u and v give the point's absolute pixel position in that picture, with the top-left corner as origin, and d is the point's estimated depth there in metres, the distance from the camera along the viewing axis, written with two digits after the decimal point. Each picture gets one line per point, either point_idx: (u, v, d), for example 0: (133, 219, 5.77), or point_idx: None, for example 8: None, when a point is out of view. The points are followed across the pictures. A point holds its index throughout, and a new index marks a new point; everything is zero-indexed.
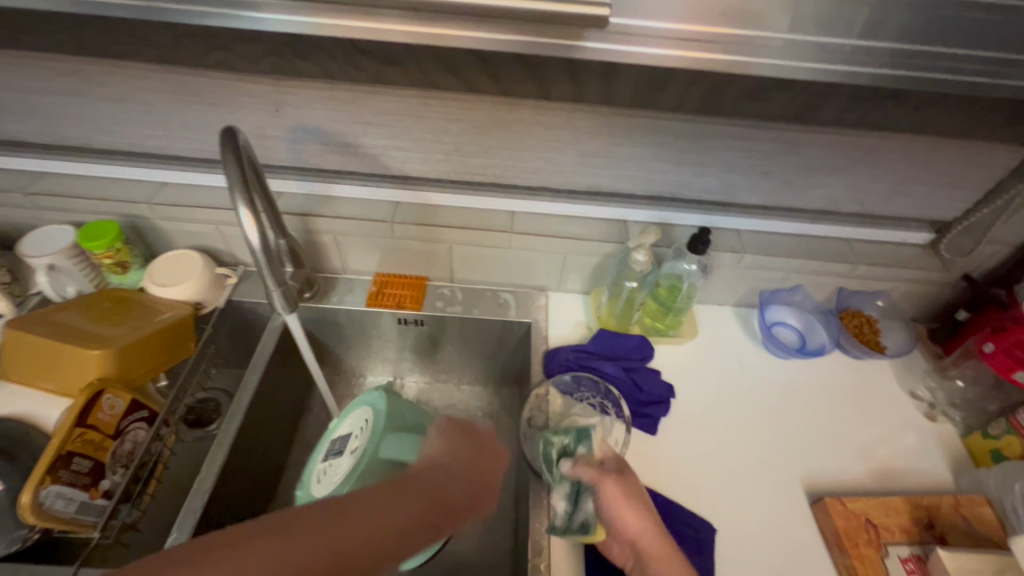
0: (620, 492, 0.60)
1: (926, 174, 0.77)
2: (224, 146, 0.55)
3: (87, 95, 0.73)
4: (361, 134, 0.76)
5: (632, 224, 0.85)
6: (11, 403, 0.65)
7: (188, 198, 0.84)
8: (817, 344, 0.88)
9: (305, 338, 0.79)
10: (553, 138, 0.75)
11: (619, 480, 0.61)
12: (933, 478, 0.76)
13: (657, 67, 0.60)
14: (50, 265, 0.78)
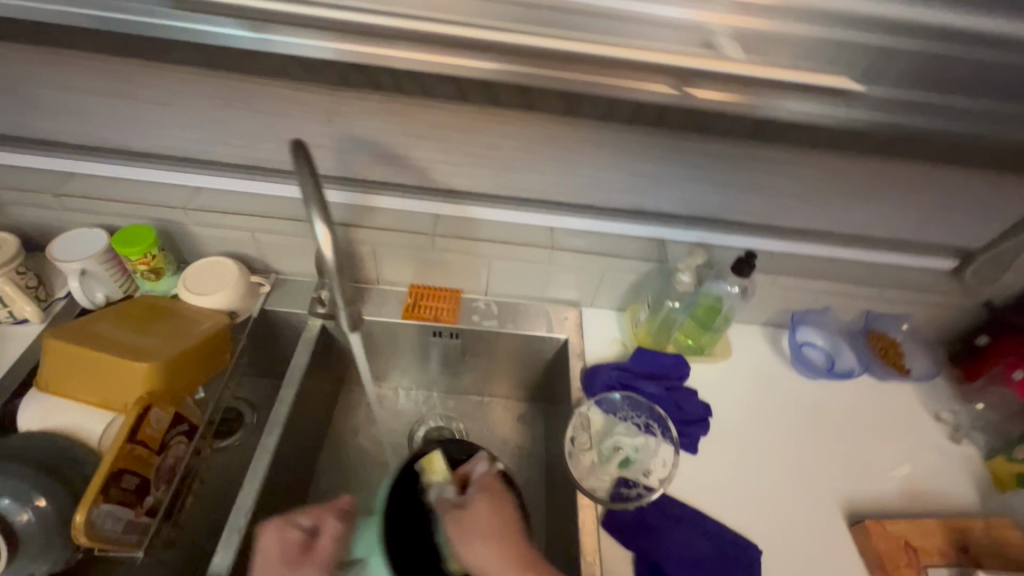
0: (473, 527, 0.59)
1: (959, 205, 0.80)
2: (296, 157, 0.53)
3: (131, 97, 0.71)
4: (412, 147, 0.75)
5: (671, 244, 0.86)
6: (47, 415, 0.62)
7: (224, 204, 0.81)
8: (845, 367, 0.90)
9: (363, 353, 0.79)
10: (603, 158, 0.76)
11: (468, 515, 0.60)
12: (960, 499, 0.79)
13: (722, 95, 0.61)
14: (81, 269, 0.76)
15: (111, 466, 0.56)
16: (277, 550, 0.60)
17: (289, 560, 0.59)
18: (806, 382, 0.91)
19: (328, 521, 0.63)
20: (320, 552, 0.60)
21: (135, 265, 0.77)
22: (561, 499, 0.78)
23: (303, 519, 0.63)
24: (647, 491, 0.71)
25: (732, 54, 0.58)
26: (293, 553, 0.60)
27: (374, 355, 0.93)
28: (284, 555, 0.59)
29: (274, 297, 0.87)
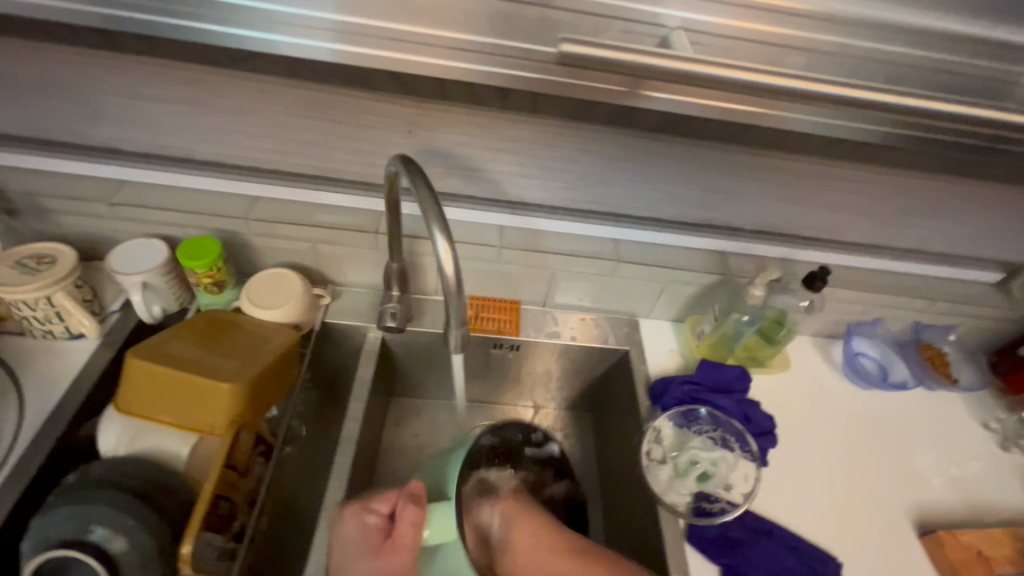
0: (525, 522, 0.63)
1: (1015, 221, 0.82)
2: (411, 174, 0.55)
3: (205, 105, 0.69)
4: (489, 159, 0.76)
5: (734, 257, 0.86)
6: (138, 442, 0.62)
7: (285, 213, 0.79)
8: (899, 379, 0.92)
9: (463, 371, 0.76)
10: (676, 172, 0.77)
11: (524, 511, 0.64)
12: (1016, 507, 0.81)
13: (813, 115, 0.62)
14: (143, 283, 0.73)
15: (208, 495, 0.56)
16: (361, 539, 0.59)
17: (372, 548, 0.58)
18: (860, 392, 0.92)
19: (403, 509, 0.58)
20: (399, 538, 0.57)
21: (199, 278, 0.74)
22: (630, 512, 0.78)
23: (383, 505, 0.61)
24: (730, 507, 0.72)
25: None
26: (376, 540, 0.58)
27: (429, 367, 0.91)
28: (367, 542, 0.58)
29: (334, 309, 0.85)
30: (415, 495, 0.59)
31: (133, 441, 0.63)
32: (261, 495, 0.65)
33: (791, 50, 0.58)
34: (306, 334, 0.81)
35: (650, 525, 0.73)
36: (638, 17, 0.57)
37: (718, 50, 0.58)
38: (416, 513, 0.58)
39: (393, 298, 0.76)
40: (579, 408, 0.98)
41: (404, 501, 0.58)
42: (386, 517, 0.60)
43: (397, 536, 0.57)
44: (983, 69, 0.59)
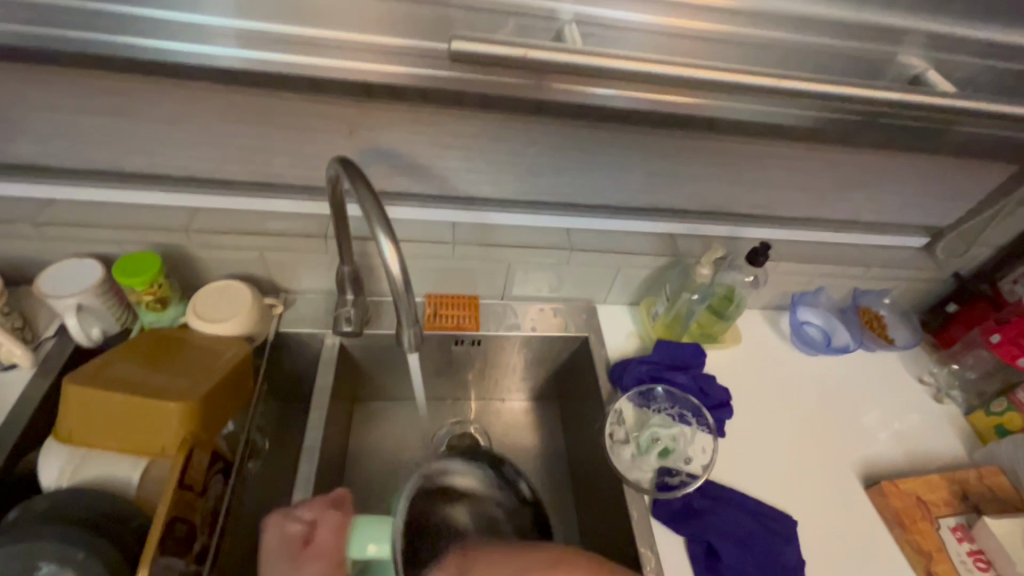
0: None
1: (936, 188, 0.88)
2: (352, 177, 0.54)
3: (131, 115, 0.66)
4: (435, 156, 0.75)
5: (682, 239, 0.89)
6: (85, 470, 0.60)
7: (227, 223, 0.76)
8: (841, 343, 0.96)
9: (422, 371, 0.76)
10: (621, 159, 0.79)
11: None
12: (950, 453, 0.88)
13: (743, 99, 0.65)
14: (78, 304, 0.69)
15: (164, 517, 0.54)
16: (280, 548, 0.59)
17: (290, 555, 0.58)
18: (808, 359, 0.97)
19: (321, 514, 0.60)
20: (320, 544, 0.58)
21: (140, 296, 0.71)
22: (598, 493, 0.80)
23: (305, 513, 0.60)
24: (688, 480, 0.74)
25: (944, 88, 0.56)
26: (293, 549, 0.58)
27: (391, 369, 0.90)
28: (285, 550, 0.58)
29: (289, 318, 0.83)
30: (337, 501, 0.61)
31: (78, 471, 0.60)
32: (223, 513, 0.64)
33: (719, 45, 0.59)
34: (260, 345, 0.79)
35: (616, 503, 0.75)
36: (533, 11, 0.56)
37: (656, 46, 0.59)
38: (335, 517, 0.59)
39: (348, 303, 0.75)
40: (545, 398, 0.99)
41: (325, 508, 0.60)
42: (306, 524, 0.59)
43: (317, 543, 0.58)
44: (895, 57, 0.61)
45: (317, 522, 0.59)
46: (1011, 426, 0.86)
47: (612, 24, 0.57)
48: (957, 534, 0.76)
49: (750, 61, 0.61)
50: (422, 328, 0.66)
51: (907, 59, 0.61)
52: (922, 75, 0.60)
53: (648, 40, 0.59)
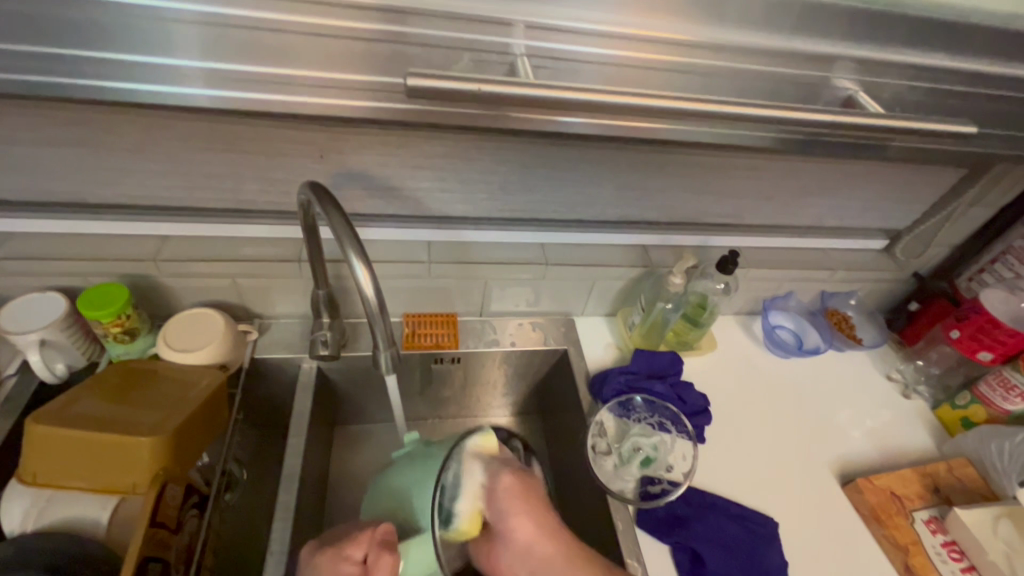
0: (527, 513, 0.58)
1: (892, 193, 0.92)
2: (323, 203, 0.54)
3: (95, 146, 0.65)
4: (408, 177, 0.76)
5: (654, 250, 0.91)
6: (52, 513, 0.59)
7: (198, 250, 0.75)
8: (812, 345, 0.99)
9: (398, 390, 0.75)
10: (592, 175, 0.81)
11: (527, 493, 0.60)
12: (920, 447, 0.91)
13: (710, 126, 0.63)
14: (41, 341, 0.67)
15: (137, 558, 0.53)
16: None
17: None
18: (782, 362, 0.99)
19: (378, 557, 0.58)
20: None
21: (107, 329, 0.69)
22: (583, 505, 0.80)
23: (356, 551, 0.58)
24: (671, 487, 0.75)
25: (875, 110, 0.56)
26: None
27: (371, 391, 0.89)
28: None
29: (264, 344, 0.82)
30: (387, 538, 0.60)
31: (44, 515, 0.59)
32: (200, 548, 0.62)
33: (680, 75, 0.58)
34: (235, 374, 0.77)
35: (601, 515, 0.75)
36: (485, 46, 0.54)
37: (612, 78, 0.57)
38: (392, 560, 0.58)
39: (324, 326, 0.74)
40: (528, 412, 0.99)
41: (382, 549, 0.58)
42: (361, 565, 0.57)
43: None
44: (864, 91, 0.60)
45: (373, 564, 0.57)
46: (976, 418, 0.90)
47: (567, 56, 0.55)
48: (930, 526, 0.78)
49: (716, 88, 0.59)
50: (398, 350, 0.67)
51: (840, 81, 0.60)
52: (854, 96, 0.60)
53: (609, 73, 0.56)
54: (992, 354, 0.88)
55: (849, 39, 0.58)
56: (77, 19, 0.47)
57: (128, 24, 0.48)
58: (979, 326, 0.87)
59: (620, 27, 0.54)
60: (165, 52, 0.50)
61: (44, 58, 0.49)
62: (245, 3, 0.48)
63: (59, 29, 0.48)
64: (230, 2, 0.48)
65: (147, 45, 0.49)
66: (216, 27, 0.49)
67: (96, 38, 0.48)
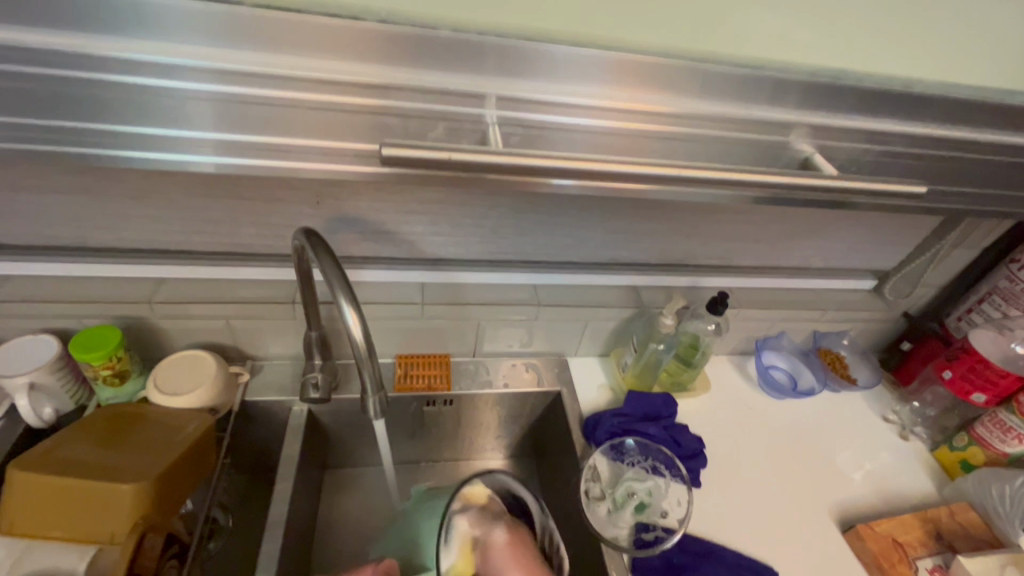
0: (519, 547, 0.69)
1: (875, 235, 0.94)
2: (317, 250, 0.56)
3: (98, 192, 0.67)
4: (402, 221, 0.78)
5: (645, 290, 0.92)
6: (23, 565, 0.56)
7: (194, 291, 0.76)
8: (807, 385, 0.98)
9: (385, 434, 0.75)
10: (582, 220, 0.83)
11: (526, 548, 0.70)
12: (920, 490, 0.89)
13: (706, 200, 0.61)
14: (29, 384, 0.67)
15: None
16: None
17: None
18: (777, 402, 0.98)
19: None
20: None
21: (97, 371, 0.69)
22: (577, 552, 0.78)
23: None
24: (664, 534, 0.74)
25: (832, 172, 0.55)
26: None
27: (362, 435, 0.88)
28: None
29: (255, 385, 0.81)
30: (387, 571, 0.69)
31: (18, 563, 0.57)
32: None
33: (677, 141, 0.58)
34: (225, 416, 0.77)
35: (594, 564, 0.73)
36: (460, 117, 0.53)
37: (613, 144, 0.57)
38: None
39: (316, 368, 0.74)
40: (522, 455, 0.97)
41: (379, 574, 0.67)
42: None
43: None
44: (852, 154, 0.61)
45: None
46: (974, 461, 0.89)
47: (563, 126, 0.55)
48: None
49: (714, 149, 0.59)
50: (386, 394, 0.66)
51: (800, 145, 0.60)
52: (812, 159, 0.59)
53: (596, 140, 0.56)
54: (985, 395, 0.88)
55: (824, 99, 0.58)
56: (68, 93, 0.45)
57: (123, 99, 0.46)
58: (970, 366, 0.87)
59: (612, 100, 0.55)
60: (159, 124, 0.48)
61: (23, 128, 0.46)
62: (250, 78, 0.47)
63: (47, 103, 0.46)
64: (237, 77, 0.46)
65: (139, 116, 0.47)
66: (223, 102, 0.47)
67: (83, 111, 0.46)
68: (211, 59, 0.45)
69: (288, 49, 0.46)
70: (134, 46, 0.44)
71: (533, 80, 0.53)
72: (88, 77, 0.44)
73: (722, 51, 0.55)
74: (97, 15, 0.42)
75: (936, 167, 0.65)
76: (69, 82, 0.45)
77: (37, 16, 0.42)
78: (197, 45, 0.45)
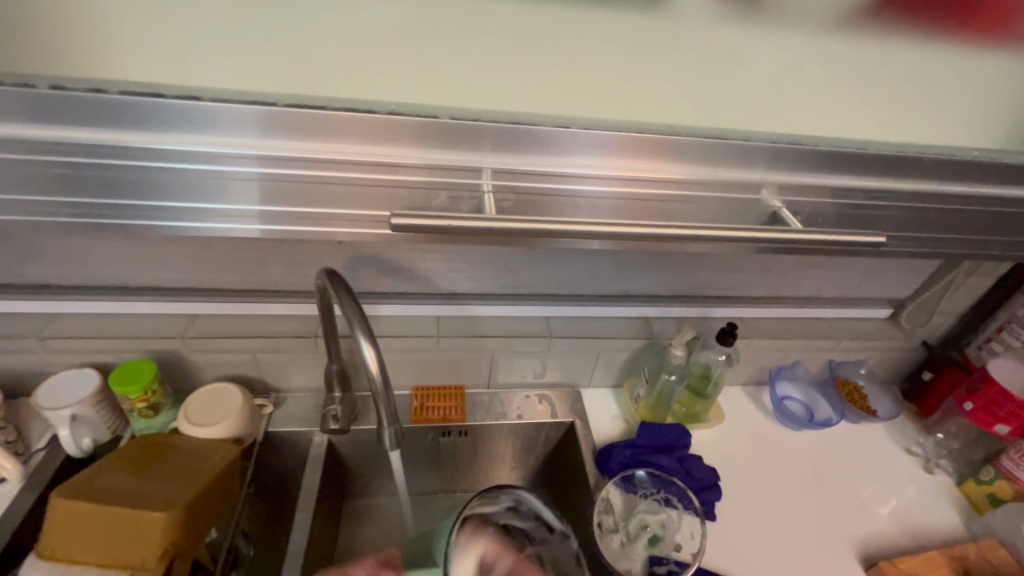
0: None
1: (886, 264, 0.95)
2: (336, 289, 0.60)
3: (141, 236, 0.73)
4: (418, 259, 0.82)
5: (657, 321, 0.93)
6: None
7: (223, 327, 0.81)
8: (824, 416, 0.98)
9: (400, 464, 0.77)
10: (591, 255, 0.86)
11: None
12: (947, 526, 0.87)
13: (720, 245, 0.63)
14: (72, 415, 0.72)
15: None
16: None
17: None
18: (793, 433, 0.97)
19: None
20: None
21: (134, 403, 0.74)
22: None
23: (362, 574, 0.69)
24: (679, 568, 0.73)
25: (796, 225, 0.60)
26: None
27: (380, 466, 0.90)
28: None
29: (278, 417, 0.85)
30: (388, 561, 0.72)
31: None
32: None
33: (672, 192, 0.62)
34: (250, 447, 0.80)
35: None
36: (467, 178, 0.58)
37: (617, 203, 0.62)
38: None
39: (336, 400, 0.77)
40: (538, 487, 0.98)
41: (380, 567, 0.70)
42: None
43: None
44: (837, 207, 0.65)
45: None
46: (1002, 495, 0.86)
47: (566, 189, 0.60)
48: None
49: (703, 207, 0.64)
50: (401, 426, 0.69)
51: (770, 198, 0.64)
52: (779, 214, 0.63)
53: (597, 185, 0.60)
54: (1009, 426, 0.86)
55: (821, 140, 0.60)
56: (136, 177, 0.53)
57: (181, 182, 0.54)
58: (992, 397, 0.86)
59: (617, 170, 0.60)
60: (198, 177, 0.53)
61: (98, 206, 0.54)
62: (283, 150, 0.53)
63: (115, 179, 0.53)
64: (272, 149, 0.53)
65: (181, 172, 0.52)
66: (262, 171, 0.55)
67: (146, 190, 0.54)
68: (262, 151, 0.53)
69: (316, 132, 0.53)
70: (187, 134, 0.52)
71: (540, 157, 0.58)
72: (156, 166, 0.52)
73: (717, 104, 0.57)
74: (163, 118, 0.50)
75: (933, 206, 0.67)
76: (139, 170, 0.53)
77: (103, 108, 0.49)
78: (247, 137, 0.53)
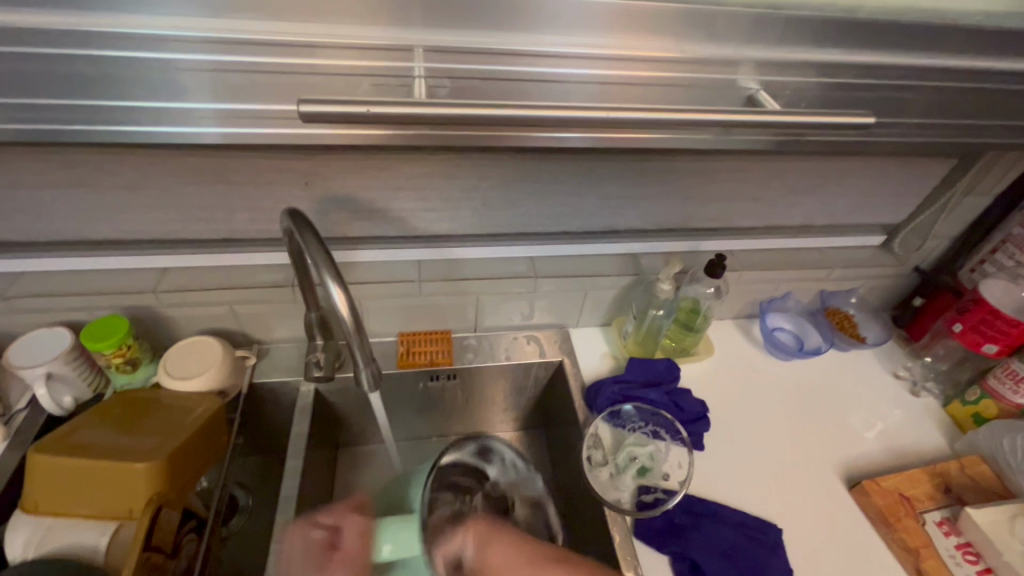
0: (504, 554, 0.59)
1: (883, 189, 0.91)
2: (300, 229, 0.56)
3: (92, 186, 0.69)
4: (392, 199, 0.78)
5: (644, 257, 0.91)
6: (50, 541, 0.60)
7: (195, 280, 0.78)
8: (813, 345, 0.97)
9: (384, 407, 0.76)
10: (574, 188, 0.82)
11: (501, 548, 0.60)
12: (931, 445, 0.88)
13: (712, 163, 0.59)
14: (47, 373, 0.70)
15: None
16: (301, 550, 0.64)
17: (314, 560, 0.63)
18: (783, 364, 0.97)
19: (347, 518, 0.67)
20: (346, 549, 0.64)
21: (110, 359, 0.72)
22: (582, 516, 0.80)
23: (326, 519, 0.67)
24: (665, 496, 0.75)
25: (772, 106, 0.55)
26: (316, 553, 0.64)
27: (370, 412, 0.90)
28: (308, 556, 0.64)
29: (262, 368, 0.83)
30: (359, 504, 0.69)
31: (43, 542, 0.60)
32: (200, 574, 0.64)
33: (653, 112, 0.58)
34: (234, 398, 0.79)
35: (596, 524, 0.75)
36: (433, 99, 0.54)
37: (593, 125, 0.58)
38: (360, 521, 0.67)
39: (317, 347, 0.75)
40: (530, 426, 0.98)
41: (348, 512, 0.67)
42: (328, 529, 0.66)
43: (341, 546, 0.65)
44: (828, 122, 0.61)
45: (341, 527, 0.66)
46: (987, 413, 0.87)
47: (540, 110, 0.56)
48: (943, 528, 0.75)
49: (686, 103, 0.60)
50: (378, 367, 0.68)
51: (746, 80, 0.60)
52: (757, 95, 0.59)
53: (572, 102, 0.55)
54: (997, 346, 0.85)
55: None
56: (77, 72, 0.49)
57: (125, 85, 0.50)
58: (982, 317, 0.85)
59: (609, 52, 0.56)
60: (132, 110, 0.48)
61: (30, 112, 0.50)
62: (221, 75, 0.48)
63: None
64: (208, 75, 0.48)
65: None
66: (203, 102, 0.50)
67: (86, 91, 0.50)
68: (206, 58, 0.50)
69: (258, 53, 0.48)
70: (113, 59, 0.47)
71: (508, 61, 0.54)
72: (99, 56, 0.48)
73: None
74: None
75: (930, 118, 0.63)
76: (81, 64, 0.49)
77: None
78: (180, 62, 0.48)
